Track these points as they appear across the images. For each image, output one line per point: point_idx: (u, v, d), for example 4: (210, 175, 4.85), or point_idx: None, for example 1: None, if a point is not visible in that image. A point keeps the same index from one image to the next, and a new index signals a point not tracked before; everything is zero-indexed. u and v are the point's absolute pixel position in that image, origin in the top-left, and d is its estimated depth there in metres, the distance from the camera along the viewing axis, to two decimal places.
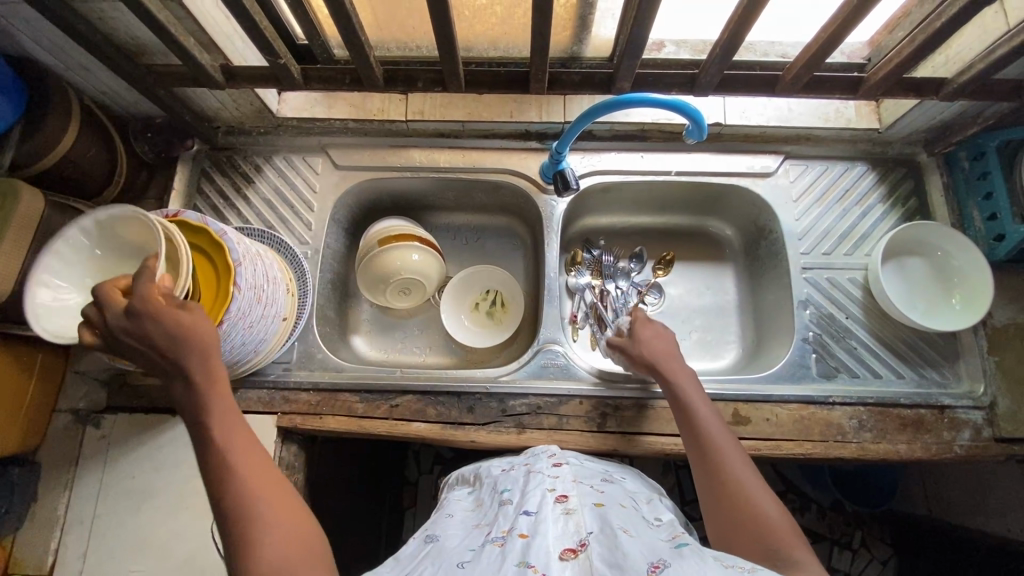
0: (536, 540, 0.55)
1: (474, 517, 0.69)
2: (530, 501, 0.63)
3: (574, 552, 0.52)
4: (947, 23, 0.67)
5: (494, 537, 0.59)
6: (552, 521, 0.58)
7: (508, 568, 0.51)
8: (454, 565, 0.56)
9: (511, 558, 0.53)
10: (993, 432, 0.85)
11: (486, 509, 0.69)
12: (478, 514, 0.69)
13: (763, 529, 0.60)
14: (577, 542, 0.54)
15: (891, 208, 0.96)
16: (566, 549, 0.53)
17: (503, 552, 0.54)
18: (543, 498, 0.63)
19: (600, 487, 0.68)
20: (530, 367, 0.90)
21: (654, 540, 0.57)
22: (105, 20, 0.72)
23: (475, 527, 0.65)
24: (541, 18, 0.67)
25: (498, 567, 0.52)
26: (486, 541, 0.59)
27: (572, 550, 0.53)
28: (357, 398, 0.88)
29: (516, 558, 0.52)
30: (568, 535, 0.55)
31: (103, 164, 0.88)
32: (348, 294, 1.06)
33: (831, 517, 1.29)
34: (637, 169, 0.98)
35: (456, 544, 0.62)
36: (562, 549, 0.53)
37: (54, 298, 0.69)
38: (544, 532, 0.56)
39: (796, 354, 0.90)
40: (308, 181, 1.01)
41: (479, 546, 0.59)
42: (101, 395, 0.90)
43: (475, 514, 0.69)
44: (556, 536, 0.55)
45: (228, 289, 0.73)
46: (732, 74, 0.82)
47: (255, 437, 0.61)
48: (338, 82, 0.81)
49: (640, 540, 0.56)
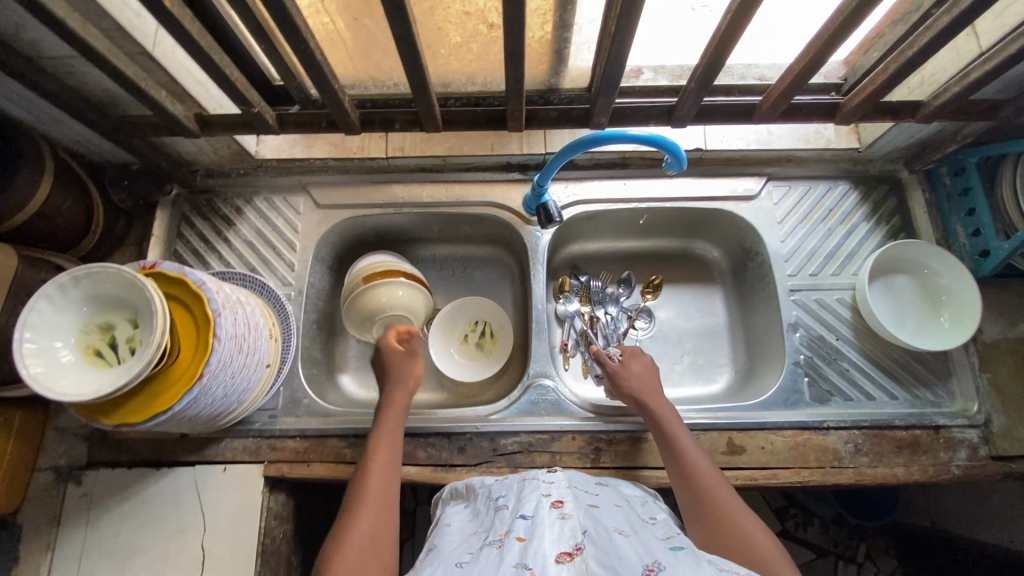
0: (534, 542, 0.54)
1: (468, 520, 0.67)
2: (526, 503, 0.62)
3: (571, 556, 0.51)
4: (918, 52, 0.67)
5: (491, 540, 0.58)
6: (548, 523, 0.56)
7: (506, 570, 0.50)
8: (453, 566, 0.56)
9: (509, 560, 0.52)
10: (989, 450, 0.84)
11: (480, 513, 0.68)
12: (471, 518, 0.68)
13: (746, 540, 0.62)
14: (574, 546, 0.53)
15: (876, 227, 0.96)
16: (563, 552, 0.52)
17: (500, 556, 0.53)
18: (539, 501, 0.61)
19: (595, 490, 0.67)
20: (521, 403, 0.89)
21: (651, 540, 0.57)
22: (74, 76, 0.71)
23: (471, 530, 0.64)
24: (514, 61, 0.67)
25: (495, 570, 0.51)
26: (483, 543, 0.58)
27: (569, 554, 0.52)
28: (345, 444, 0.87)
29: (513, 560, 0.52)
30: (565, 538, 0.54)
31: (79, 215, 0.87)
32: (334, 332, 1.05)
33: (835, 531, 1.25)
34: (620, 197, 0.98)
35: (451, 548, 0.60)
36: (558, 552, 0.52)
37: (47, 360, 0.65)
38: (541, 535, 0.54)
39: (788, 379, 0.89)
40: (290, 220, 0.99)
41: (478, 548, 0.58)
42: (83, 450, 0.88)
43: (470, 517, 0.68)
44: (553, 538, 0.54)
45: (209, 341, 0.72)
46: (709, 104, 0.82)
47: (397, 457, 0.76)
48: (314, 125, 0.81)
49: (635, 540, 0.56)
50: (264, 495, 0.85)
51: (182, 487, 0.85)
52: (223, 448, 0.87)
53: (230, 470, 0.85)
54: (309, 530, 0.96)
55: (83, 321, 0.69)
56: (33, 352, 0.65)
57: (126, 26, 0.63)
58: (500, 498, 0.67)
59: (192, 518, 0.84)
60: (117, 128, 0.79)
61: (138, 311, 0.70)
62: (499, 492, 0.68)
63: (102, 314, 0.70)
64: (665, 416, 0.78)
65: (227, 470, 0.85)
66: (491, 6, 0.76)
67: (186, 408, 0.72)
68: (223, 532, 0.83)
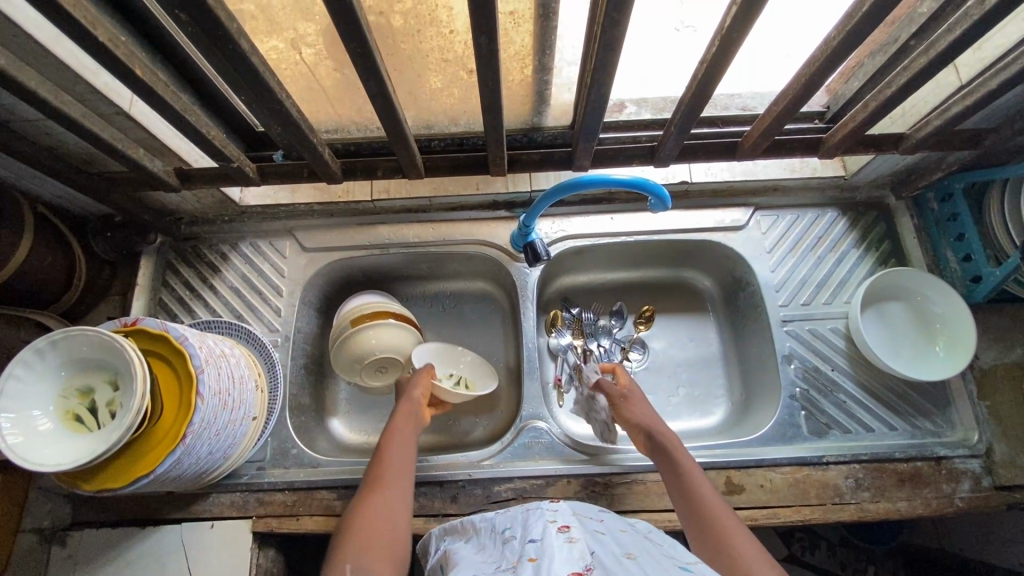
0: (544, 564, 0.51)
1: (471, 550, 0.64)
2: (532, 528, 0.59)
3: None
4: (896, 91, 0.67)
5: (502, 566, 0.55)
6: (558, 547, 0.54)
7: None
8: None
9: None
10: (993, 481, 0.82)
11: (483, 543, 0.64)
12: (472, 549, 0.64)
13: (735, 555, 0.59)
14: (585, 567, 0.50)
15: (865, 253, 0.96)
16: (574, 573, 0.49)
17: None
18: (545, 526, 0.58)
19: (600, 516, 0.64)
20: (514, 447, 0.87)
21: (664, 558, 0.54)
22: (51, 137, 0.70)
23: (478, 555, 0.61)
24: (492, 112, 0.67)
25: None
26: (494, 568, 0.55)
27: (581, 574, 0.49)
28: (335, 496, 0.85)
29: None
30: (575, 560, 0.51)
31: (61, 270, 0.86)
32: (324, 374, 1.03)
33: (843, 554, 1.20)
34: (608, 232, 0.98)
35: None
36: (570, 572, 0.49)
37: (24, 429, 0.64)
38: (552, 556, 0.52)
39: (784, 413, 0.88)
40: (277, 265, 0.99)
41: (489, 572, 0.54)
42: (66, 510, 0.85)
43: (472, 547, 0.64)
44: (564, 560, 0.51)
45: (192, 400, 0.70)
46: (692, 142, 0.82)
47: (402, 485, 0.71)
48: (296, 176, 0.81)
49: (647, 562, 0.53)
50: (252, 551, 0.83)
51: (168, 546, 0.83)
52: (211, 503, 0.85)
53: (217, 527, 0.83)
54: None
55: (63, 386, 0.68)
56: (10, 423, 0.63)
57: (100, 90, 0.63)
58: (504, 527, 0.64)
59: None
60: (97, 185, 0.78)
61: (118, 372, 0.69)
62: (503, 521, 0.65)
63: (82, 377, 0.69)
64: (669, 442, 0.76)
65: (215, 526, 0.83)
66: (469, 53, 0.76)
67: (169, 470, 0.70)
68: None
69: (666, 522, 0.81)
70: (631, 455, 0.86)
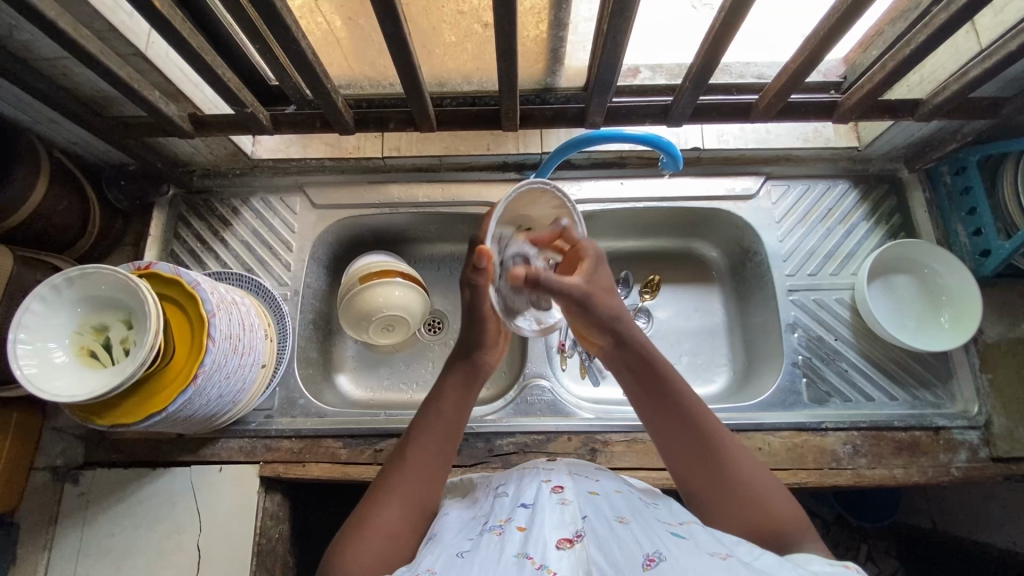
0: (535, 531, 0.51)
1: (461, 506, 0.62)
2: (525, 491, 0.59)
3: (572, 542, 0.49)
4: (915, 50, 0.66)
5: (490, 526, 0.55)
6: (550, 510, 0.54)
7: (506, 560, 0.48)
8: (452, 556, 0.51)
9: (509, 550, 0.49)
10: (990, 452, 0.83)
11: (476, 498, 0.64)
12: (465, 504, 0.63)
13: (776, 520, 0.55)
14: (574, 532, 0.51)
15: (875, 226, 0.95)
16: (563, 538, 0.50)
17: (499, 545, 0.50)
18: (539, 488, 0.58)
19: (595, 476, 0.63)
20: (517, 403, 0.89)
21: (654, 524, 0.54)
22: (68, 76, 0.71)
23: (465, 513, 0.60)
24: (506, 61, 0.67)
25: (497, 558, 0.49)
26: (482, 529, 0.55)
27: (569, 540, 0.50)
28: (341, 444, 0.87)
29: (514, 549, 0.49)
30: (564, 525, 0.52)
31: (77, 215, 0.87)
32: (331, 331, 1.05)
33: (836, 531, 1.19)
34: (618, 197, 0.97)
35: (446, 530, 0.56)
36: (559, 538, 0.50)
37: (44, 359, 0.66)
38: (542, 521, 0.52)
39: (785, 380, 0.89)
40: (287, 221, 0.99)
41: (476, 535, 0.54)
42: (80, 450, 0.87)
43: (463, 503, 0.63)
44: (554, 524, 0.52)
45: (203, 341, 0.71)
46: (706, 103, 0.81)
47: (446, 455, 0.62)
48: (309, 126, 0.81)
49: (638, 526, 0.53)
50: (259, 494, 0.85)
51: (178, 487, 0.85)
52: (219, 447, 0.87)
53: (225, 470, 0.85)
54: (305, 527, 0.96)
55: (78, 322, 0.69)
56: (28, 353, 0.65)
57: (118, 27, 0.64)
58: (499, 484, 0.64)
59: (188, 518, 0.84)
60: (111, 128, 0.79)
61: (132, 312, 0.70)
62: (497, 481, 0.64)
63: (97, 315, 0.70)
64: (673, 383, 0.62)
65: (223, 469, 0.85)
66: (485, 5, 0.76)
67: (179, 410, 0.72)
68: (218, 532, 0.83)
69: (665, 481, 0.82)
70: (632, 416, 0.87)
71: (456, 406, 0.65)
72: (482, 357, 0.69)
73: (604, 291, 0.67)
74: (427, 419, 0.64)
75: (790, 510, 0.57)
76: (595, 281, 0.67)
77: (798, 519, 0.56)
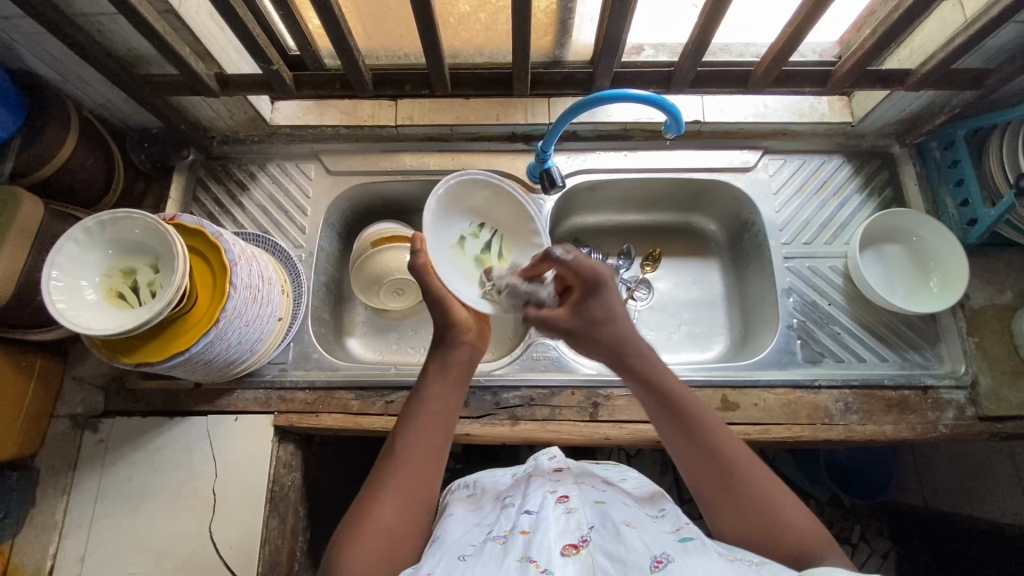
0: (538, 536, 0.54)
1: (466, 509, 0.67)
2: (530, 499, 0.62)
3: (577, 548, 0.52)
4: (904, 14, 0.71)
5: (494, 536, 0.58)
6: (553, 517, 0.57)
7: (511, 564, 0.50)
8: (453, 560, 0.54)
9: (513, 555, 0.52)
10: (977, 411, 0.87)
11: (481, 506, 0.67)
12: (470, 509, 0.67)
13: (794, 538, 0.56)
14: (579, 538, 0.54)
15: (868, 198, 0.99)
16: (569, 544, 0.53)
17: (504, 552, 0.53)
18: (544, 497, 0.61)
19: (603, 486, 0.65)
20: (523, 359, 0.92)
21: (661, 532, 0.55)
22: (104, 32, 0.75)
23: (469, 521, 0.63)
24: (520, 21, 0.71)
25: (499, 564, 0.51)
26: (487, 537, 0.58)
27: (575, 546, 0.53)
28: (353, 396, 0.90)
29: (517, 554, 0.52)
30: (570, 531, 0.55)
31: (102, 173, 0.90)
32: (343, 297, 1.08)
33: (831, 511, 1.21)
34: (621, 168, 1.01)
35: (450, 535, 0.60)
36: (564, 545, 0.53)
37: (74, 294, 0.69)
38: (547, 527, 0.55)
39: (782, 342, 0.92)
40: (302, 186, 1.03)
41: (480, 542, 0.57)
42: (99, 399, 0.90)
43: (468, 507, 0.67)
44: (559, 531, 0.55)
45: (225, 288, 0.75)
46: (707, 71, 0.85)
47: (435, 441, 0.64)
48: (329, 87, 0.85)
49: (643, 531, 0.55)
50: (273, 443, 0.88)
51: (195, 434, 0.88)
52: (235, 398, 0.90)
53: (241, 420, 0.88)
54: (314, 486, 0.98)
55: (108, 264, 0.73)
56: (58, 288, 0.68)
57: None
58: (505, 495, 0.66)
59: (204, 465, 0.86)
60: (141, 87, 0.82)
61: (159, 257, 0.74)
62: (507, 492, 0.67)
63: (125, 260, 0.73)
64: (681, 399, 0.64)
65: (239, 419, 0.88)
66: None
67: (202, 352, 0.75)
68: (232, 478, 0.86)
69: None
70: None
71: (447, 393, 0.67)
72: (461, 339, 0.71)
73: (605, 316, 0.68)
74: (415, 412, 0.65)
75: (806, 525, 0.57)
76: (591, 309, 0.68)
77: (817, 533, 0.56)
